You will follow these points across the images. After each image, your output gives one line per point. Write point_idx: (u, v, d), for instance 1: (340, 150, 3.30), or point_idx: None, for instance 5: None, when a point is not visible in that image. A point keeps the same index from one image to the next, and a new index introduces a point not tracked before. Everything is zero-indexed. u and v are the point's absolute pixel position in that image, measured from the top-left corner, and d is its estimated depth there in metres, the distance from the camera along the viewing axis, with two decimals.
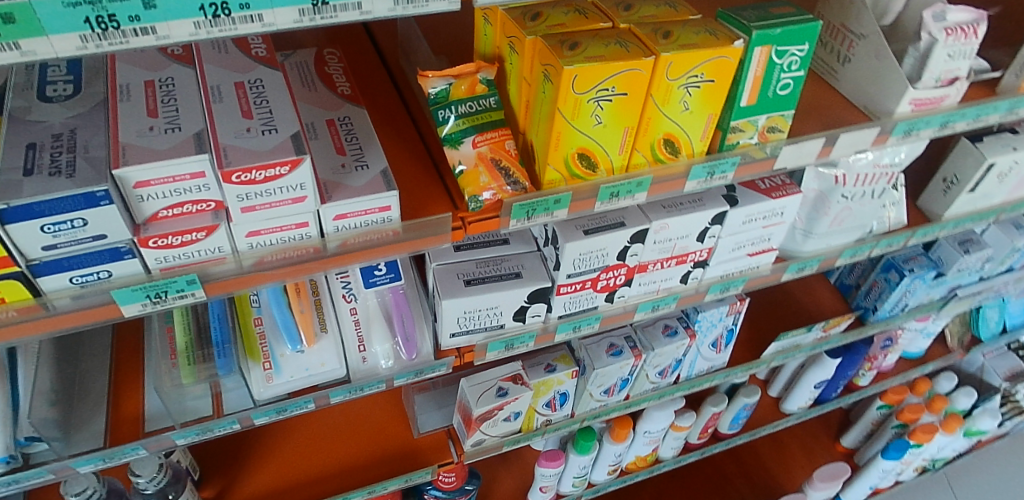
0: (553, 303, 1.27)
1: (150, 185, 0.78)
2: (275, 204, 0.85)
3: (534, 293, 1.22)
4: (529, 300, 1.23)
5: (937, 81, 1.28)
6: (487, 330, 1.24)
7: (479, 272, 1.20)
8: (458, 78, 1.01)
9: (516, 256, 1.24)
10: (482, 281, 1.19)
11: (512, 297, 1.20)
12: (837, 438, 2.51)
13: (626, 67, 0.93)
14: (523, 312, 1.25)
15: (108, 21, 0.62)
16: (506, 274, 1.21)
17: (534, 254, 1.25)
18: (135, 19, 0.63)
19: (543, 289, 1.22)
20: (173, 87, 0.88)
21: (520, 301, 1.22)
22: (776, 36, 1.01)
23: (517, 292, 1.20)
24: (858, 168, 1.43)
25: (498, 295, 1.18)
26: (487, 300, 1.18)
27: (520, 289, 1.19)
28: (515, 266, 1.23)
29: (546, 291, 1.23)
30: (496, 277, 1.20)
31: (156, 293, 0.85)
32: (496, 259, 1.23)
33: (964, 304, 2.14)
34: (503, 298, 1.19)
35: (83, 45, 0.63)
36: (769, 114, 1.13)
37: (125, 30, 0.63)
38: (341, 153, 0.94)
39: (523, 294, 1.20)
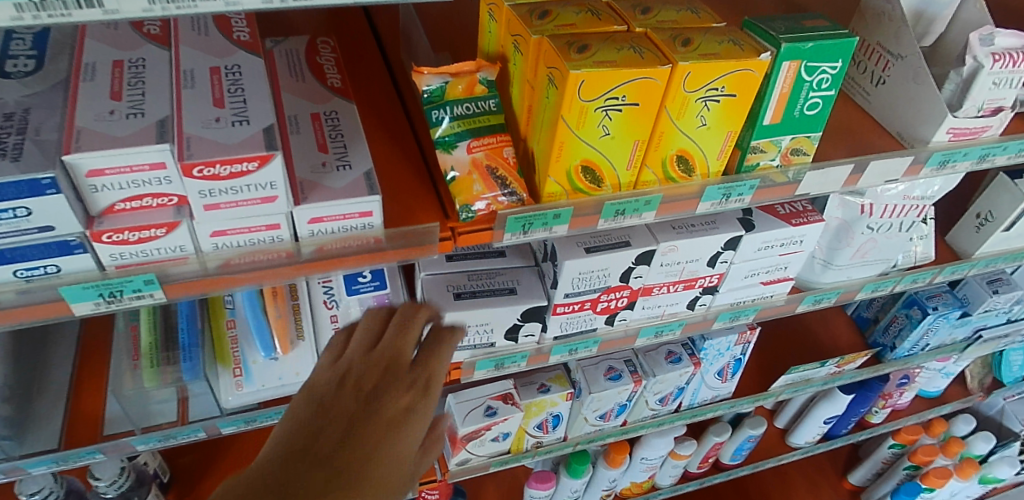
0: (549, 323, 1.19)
1: (104, 174, 0.71)
2: (243, 203, 0.77)
3: (529, 311, 1.14)
4: (523, 318, 1.15)
5: (980, 110, 1.18)
6: (477, 348, 1.18)
7: (470, 285, 1.13)
8: (455, 77, 0.93)
9: (511, 270, 1.17)
10: (473, 295, 1.12)
11: (505, 314, 1.13)
12: (844, 474, 2.41)
13: (639, 75, 0.85)
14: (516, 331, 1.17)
15: None
16: (499, 289, 1.13)
17: (532, 271, 1.17)
18: None
19: (538, 307, 1.14)
20: (143, 68, 0.81)
21: (513, 319, 1.14)
22: (806, 50, 0.92)
23: (511, 308, 1.12)
24: (887, 198, 1.33)
25: (489, 312, 1.11)
26: (478, 315, 1.11)
27: (514, 307, 1.12)
28: (509, 281, 1.15)
29: (542, 310, 1.15)
30: (488, 292, 1.12)
31: (110, 292, 0.79)
32: (489, 272, 1.16)
33: (988, 346, 2.04)
34: (495, 314, 1.12)
35: (18, 15, 0.56)
36: (794, 135, 1.04)
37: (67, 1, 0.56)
38: (323, 151, 0.87)
39: (517, 311, 1.13)
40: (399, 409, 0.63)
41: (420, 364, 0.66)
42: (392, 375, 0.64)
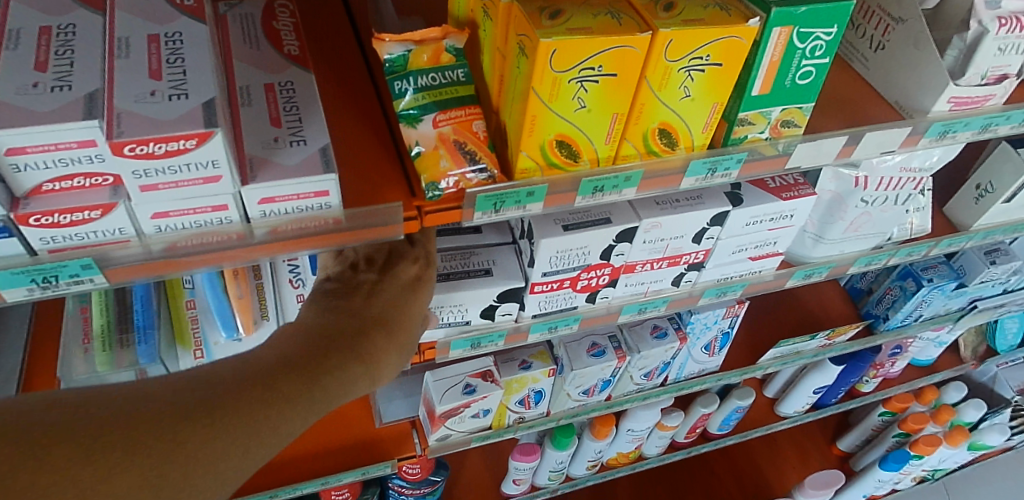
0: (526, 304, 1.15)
1: (26, 152, 0.65)
2: (184, 183, 0.71)
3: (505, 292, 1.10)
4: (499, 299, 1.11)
5: (983, 78, 1.12)
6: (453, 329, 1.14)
7: (446, 267, 1.10)
8: (420, 45, 0.87)
9: (487, 250, 1.13)
10: (447, 276, 1.09)
11: (480, 295, 1.09)
12: (833, 441, 2.40)
13: (617, 43, 0.78)
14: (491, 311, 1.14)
15: None
16: (473, 269, 1.10)
17: (509, 250, 1.13)
18: None
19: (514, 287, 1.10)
20: (73, 35, 0.75)
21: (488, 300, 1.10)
22: (799, 15, 0.85)
23: (485, 287, 1.08)
24: (883, 170, 1.27)
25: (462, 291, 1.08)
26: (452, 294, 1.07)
27: (488, 288, 1.08)
28: (484, 261, 1.12)
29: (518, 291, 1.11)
30: (463, 274, 1.09)
31: (44, 278, 0.74)
32: (464, 251, 1.13)
33: (983, 316, 2.00)
34: (471, 292, 1.08)
35: None
36: (784, 107, 0.98)
37: None
38: (275, 125, 0.80)
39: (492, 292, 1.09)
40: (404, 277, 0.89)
41: (421, 241, 0.93)
42: (400, 252, 0.91)
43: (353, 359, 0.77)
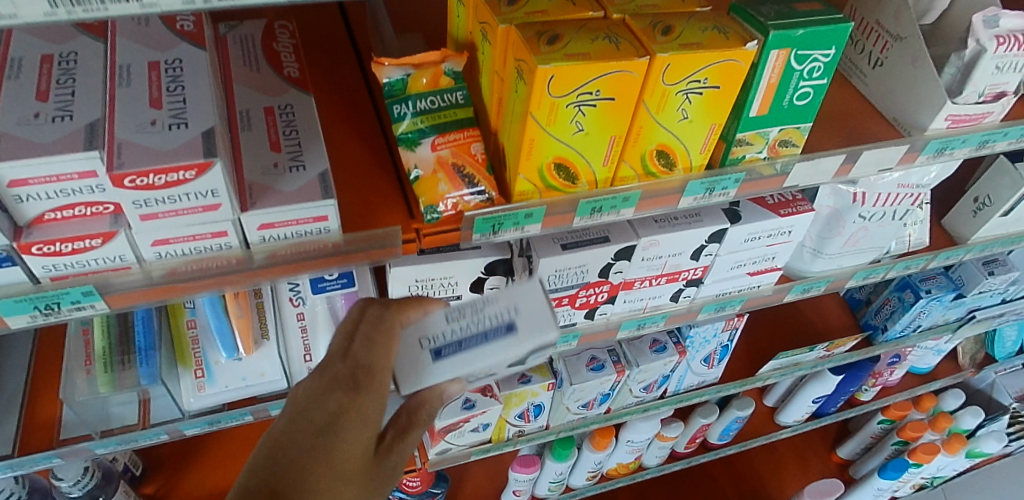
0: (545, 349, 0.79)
1: (28, 184, 0.66)
2: (183, 212, 0.72)
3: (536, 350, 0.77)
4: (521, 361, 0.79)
5: (981, 96, 1.12)
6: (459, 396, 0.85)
7: (452, 332, 0.77)
8: (418, 69, 0.88)
9: (503, 291, 0.78)
10: (456, 347, 0.76)
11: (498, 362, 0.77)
12: (833, 448, 2.41)
13: (615, 68, 0.78)
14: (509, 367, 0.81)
15: None
16: (488, 329, 0.76)
17: (534, 286, 0.78)
18: None
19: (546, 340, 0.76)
20: (74, 64, 0.75)
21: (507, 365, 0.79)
22: (797, 38, 0.86)
23: (508, 350, 0.75)
24: (881, 186, 1.28)
25: (476, 361, 0.75)
26: (459, 371, 0.76)
27: (508, 353, 0.75)
28: (504, 311, 0.77)
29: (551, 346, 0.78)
30: (477, 338, 0.76)
31: (47, 305, 0.75)
32: (473, 301, 0.78)
33: (982, 326, 2.00)
34: (485, 361, 0.75)
35: (53, 11, 0.53)
36: (782, 127, 0.98)
37: None
38: (275, 150, 0.81)
39: (522, 352, 0.76)
40: (336, 432, 0.67)
41: (358, 354, 0.71)
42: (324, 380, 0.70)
43: None
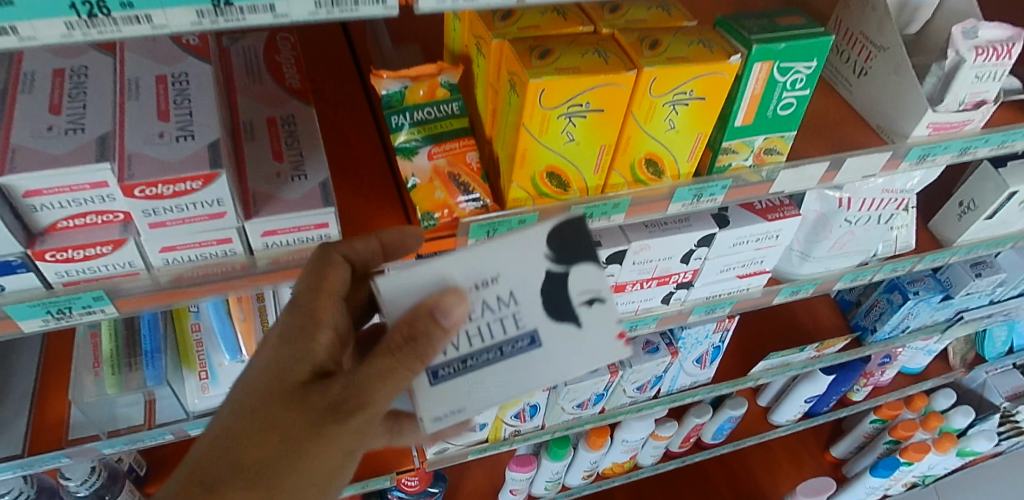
0: (599, 312, 0.75)
1: (42, 194, 0.69)
2: (190, 220, 0.75)
3: (573, 268, 0.74)
4: (558, 296, 0.74)
5: (961, 104, 1.15)
6: (471, 377, 0.73)
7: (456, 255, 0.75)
8: (415, 81, 0.91)
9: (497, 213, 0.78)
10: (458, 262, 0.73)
11: (527, 287, 0.73)
12: (826, 447, 2.44)
13: (604, 81, 0.82)
14: (546, 322, 0.74)
15: (97, 6, 0.54)
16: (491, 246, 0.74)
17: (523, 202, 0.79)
18: (127, 6, 0.55)
19: (585, 254, 0.75)
20: (85, 78, 0.79)
21: (541, 301, 0.74)
22: (779, 51, 0.89)
23: (533, 240, 0.74)
24: (865, 192, 1.32)
25: (497, 251, 0.74)
26: (483, 268, 0.73)
27: (532, 254, 0.74)
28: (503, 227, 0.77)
29: (604, 294, 0.75)
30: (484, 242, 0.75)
31: (59, 309, 0.78)
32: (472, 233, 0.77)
33: (970, 326, 2.04)
34: (508, 259, 0.73)
35: (68, 33, 0.55)
36: (767, 135, 1.01)
37: (117, 18, 0.55)
38: (278, 159, 0.84)
39: (546, 241, 0.74)
40: (265, 376, 0.70)
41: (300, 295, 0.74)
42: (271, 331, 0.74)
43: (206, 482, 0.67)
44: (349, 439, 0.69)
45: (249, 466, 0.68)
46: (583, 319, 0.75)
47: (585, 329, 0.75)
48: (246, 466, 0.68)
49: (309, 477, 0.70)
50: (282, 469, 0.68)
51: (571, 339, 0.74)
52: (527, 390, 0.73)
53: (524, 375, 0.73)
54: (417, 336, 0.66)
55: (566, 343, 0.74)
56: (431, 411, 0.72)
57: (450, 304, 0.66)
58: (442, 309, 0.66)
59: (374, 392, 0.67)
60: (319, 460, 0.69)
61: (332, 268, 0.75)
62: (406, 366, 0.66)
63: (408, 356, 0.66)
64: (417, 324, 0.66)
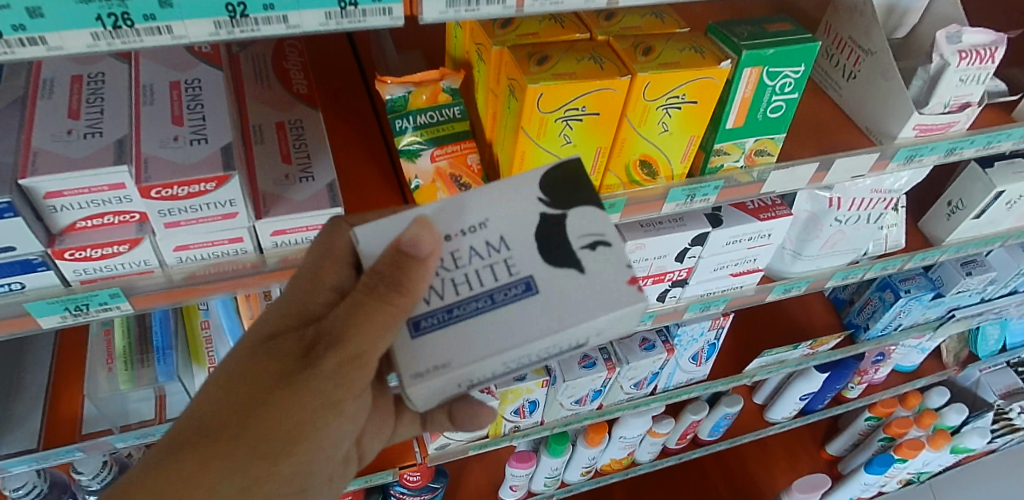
0: (603, 257, 0.73)
1: (63, 195, 0.72)
2: (203, 220, 0.79)
3: (569, 210, 0.75)
4: (556, 240, 0.74)
5: (946, 106, 1.18)
6: (459, 327, 0.71)
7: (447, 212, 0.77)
8: (419, 86, 0.94)
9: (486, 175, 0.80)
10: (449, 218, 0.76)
11: (520, 233, 0.74)
12: (822, 444, 2.47)
13: (600, 86, 0.85)
14: (543, 267, 0.73)
15: (121, 19, 0.58)
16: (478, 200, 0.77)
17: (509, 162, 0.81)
18: (150, 18, 0.59)
19: (580, 196, 0.76)
20: (102, 83, 0.82)
21: (536, 248, 0.74)
22: (768, 56, 0.93)
23: (523, 185, 0.76)
24: (855, 192, 1.35)
25: (485, 198, 0.76)
26: (469, 216, 0.75)
27: (523, 198, 0.76)
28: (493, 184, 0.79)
29: (608, 237, 0.74)
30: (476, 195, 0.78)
31: (77, 306, 0.80)
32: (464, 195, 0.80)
33: (962, 324, 2.07)
34: (497, 206, 0.75)
35: (94, 43, 0.59)
36: (757, 137, 1.05)
37: (139, 29, 0.59)
38: (287, 161, 0.88)
39: (537, 183, 0.76)
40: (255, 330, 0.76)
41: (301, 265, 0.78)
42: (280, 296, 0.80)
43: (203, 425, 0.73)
44: (324, 384, 0.70)
45: (230, 406, 0.72)
46: (585, 264, 0.73)
47: (588, 274, 0.73)
48: (233, 404, 0.72)
49: (287, 424, 0.72)
50: (258, 411, 0.71)
51: (572, 283, 0.72)
52: (522, 339, 0.70)
53: (520, 322, 0.71)
54: (385, 267, 0.66)
55: (563, 288, 0.72)
56: (411, 366, 0.70)
57: (419, 236, 0.67)
58: (411, 242, 0.66)
59: (347, 329, 0.68)
60: (293, 405, 0.71)
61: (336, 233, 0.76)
62: (375, 299, 0.66)
63: (377, 286, 0.66)
64: (385, 258, 0.66)
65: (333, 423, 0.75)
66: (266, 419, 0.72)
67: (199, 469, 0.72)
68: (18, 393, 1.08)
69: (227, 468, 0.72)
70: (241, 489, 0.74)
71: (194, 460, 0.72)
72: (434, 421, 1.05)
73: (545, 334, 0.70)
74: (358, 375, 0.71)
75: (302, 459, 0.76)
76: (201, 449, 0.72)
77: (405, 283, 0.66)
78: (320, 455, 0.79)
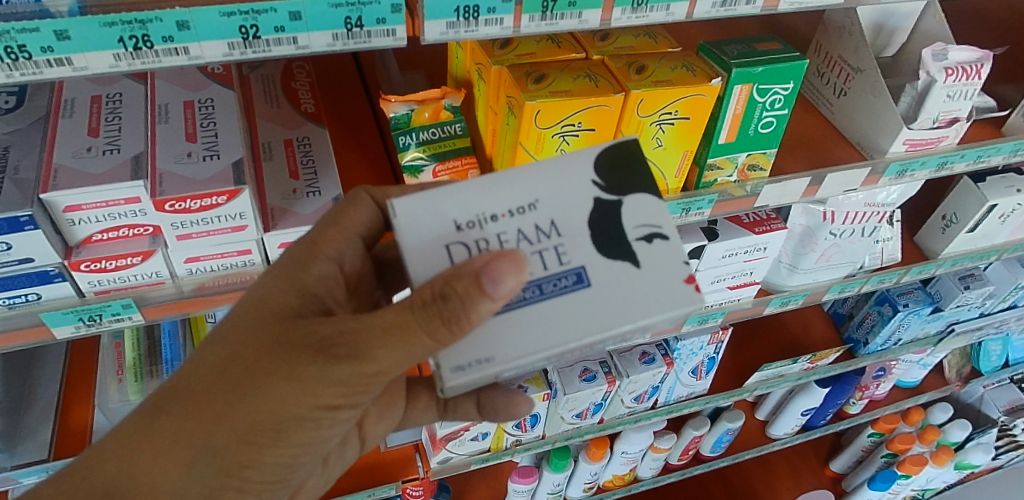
0: (658, 251, 0.74)
1: (82, 209, 0.76)
2: (214, 232, 0.82)
3: (625, 198, 0.75)
4: (609, 231, 0.74)
5: (934, 122, 1.21)
6: (503, 319, 0.71)
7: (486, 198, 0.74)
8: (421, 104, 0.99)
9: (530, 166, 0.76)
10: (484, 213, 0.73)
11: (572, 220, 0.74)
12: (826, 462, 2.47)
13: (595, 103, 0.89)
14: (596, 259, 0.73)
15: (141, 41, 0.62)
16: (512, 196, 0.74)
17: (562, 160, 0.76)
18: (168, 40, 0.63)
19: (635, 184, 0.76)
20: (120, 103, 0.87)
21: (589, 238, 0.73)
22: (757, 74, 0.96)
23: (577, 169, 0.75)
24: (848, 205, 1.38)
25: (535, 179, 0.75)
26: (520, 196, 0.74)
27: (576, 183, 0.75)
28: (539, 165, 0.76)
29: (664, 230, 0.75)
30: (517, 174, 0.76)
31: (90, 316, 0.83)
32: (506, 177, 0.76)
33: (962, 339, 2.09)
34: (548, 188, 0.74)
35: (116, 63, 0.63)
36: (749, 152, 1.08)
37: (158, 50, 0.63)
38: (294, 177, 0.91)
39: (593, 167, 0.76)
40: (254, 303, 0.74)
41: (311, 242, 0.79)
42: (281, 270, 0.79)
43: (192, 391, 0.72)
44: (325, 390, 0.70)
45: (220, 390, 0.71)
46: (640, 257, 0.74)
47: (644, 268, 0.73)
48: (226, 379, 0.71)
49: (277, 414, 0.71)
50: (247, 400, 0.70)
51: (625, 276, 0.73)
52: (571, 334, 0.70)
53: (569, 316, 0.71)
54: (451, 297, 0.62)
55: (614, 283, 0.72)
56: (454, 359, 0.69)
57: (503, 272, 0.61)
58: (491, 277, 0.61)
59: (372, 347, 0.66)
60: (286, 401, 0.70)
61: (355, 206, 0.82)
62: (422, 326, 0.64)
63: (432, 315, 0.63)
64: (456, 289, 0.62)
65: (323, 424, 0.75)
66: (253, 410, 0.70)
67: (176, 443, 0.71)
68: (29, 404, 1.10)
69: (205, 449, 0.72)
70: (216, 469, 0.73)
71: (171, 430, 0.71)
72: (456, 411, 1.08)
73: (596, 330, 0.70)
74: (363, 388, 0.71)
75: (286, 452, 0.76)
76: (181, 423, 0.71)
77: (458, 319, 0.63)
78: (305, 450, 0.78)
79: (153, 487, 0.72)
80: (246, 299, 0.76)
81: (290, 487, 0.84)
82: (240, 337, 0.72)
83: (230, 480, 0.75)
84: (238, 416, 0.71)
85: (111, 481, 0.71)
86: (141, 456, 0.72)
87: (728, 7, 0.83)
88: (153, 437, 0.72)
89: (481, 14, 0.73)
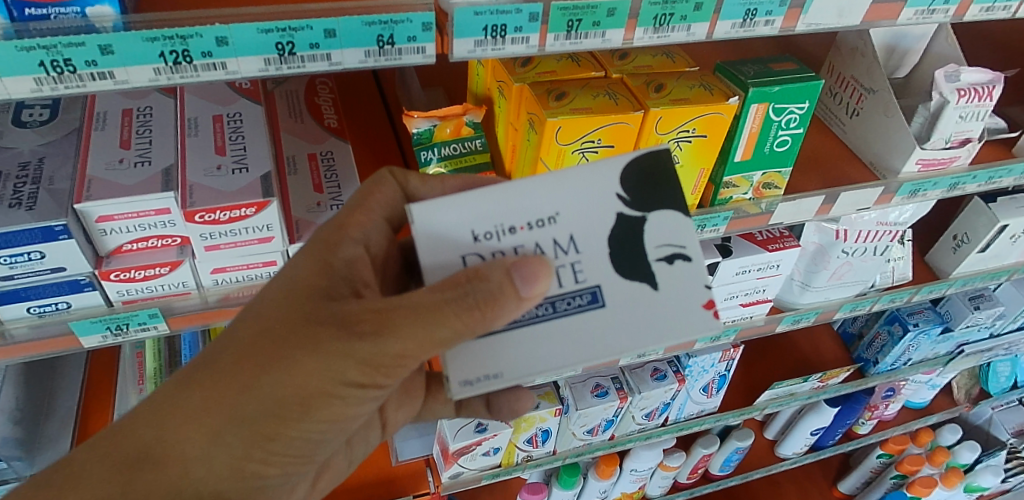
0: (678, 272, 0.76)
1: (114, 219, 0.77)
2: (241, 244, 0.83)
3: (649, 214, 0.76)
4: (630, 250, 0.75)
5: (947, 142, 1.22)
6: (517, 335, 0.74)
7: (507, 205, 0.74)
8: (443, 120, 1.00)
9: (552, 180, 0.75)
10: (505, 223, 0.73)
11: (591, 238, 0.74)
12: (835, 482, 2.44)
13: (614, 120, 0.90)
14: (611, 278, 0.74)
15: (181, 56, 0.64)
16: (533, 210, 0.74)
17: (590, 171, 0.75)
18: (207, 55, 0.65)
19: (662, 201, 0.76)
20: (150, 116, 0.89)
21: (608, 257, 0.74)
22: (774, 93, 0.98)
23: (601, 181, 0.75)
24: (861, 224, 1.38)
25: (560, 190, 0.75)
26: (541, 208, 0.74)
27: (601, 196, 0.75)
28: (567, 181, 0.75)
29: (687, 251, 0.76)
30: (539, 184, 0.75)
31: (117, 326, 0.84)
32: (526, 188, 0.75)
33: (972, 360, 2.08)
34: (571, 202, 0.74)
35: (156, 77, 0.65)
36: (765, 171, 1.09)
37: (197, 65, 0.65)
38: (318, 191, 0.92)
39: (621, 178, 0.75)
40: (279, 281, 0.75)
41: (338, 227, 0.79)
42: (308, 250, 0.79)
43: (216, 365, 0.73)
44: (351, 367, 0.70)
45: (247, 362, 0.72)
46: (658, 278, 0.75)
47: (661, 291, 0.75)
48: (249, 355, 0.72)
49: (302, 391, 0.72)
50: (272, 372, 0.71)
51: (641, 298, 0.75)
52: (582, 354, 0.73)
53: (581, 335, 0.74)
54: (485, 281, 0.65)
55: (629, 303, 0.74)
56: (462, 373, 0.73)
57: (535, 274, 0.65)
58: (527, 274, 0.65)
59: (399, 323, 0.67)
60: (310, 377, 0.71)
61: (380, 186, 0.83)
62: (453, 311, 0.65)
63: (467, 298, 0.65)
64: (492, 277, 0.65)
65: (349, 402, 0.75)
66: (278, 385, 0.71)
67: (204, 411, 0.73)
68: (48, 414, 1.11)
69: (231, 420, 0.73)
70: (242, 443, 0.75)
71: (196, 402, 0.73)
72: (470, 407, 1.09)
73: (609, 353, 0.73)
74: (387, 372, 0.71)
75: (312, 427, 0.76)
76: (206, 394, 0.73)
77: (490, 304, 0.65)
78: (331, 427, 0.78)
79: (182, 455, 0.74)
80: (273, 279, 0.76)
81: (315, 463, 0.85)
82: (265, 315, 0.73)
83: (254, 452, 0.76)
84: (263, 388, 0.72)
85: (146, 444, 0.75)
86: (172, 421, 0.74)
87: (748, 28, 0.85)
88: (182, 403, 0.74)
89: (508, 33, 0.75)
